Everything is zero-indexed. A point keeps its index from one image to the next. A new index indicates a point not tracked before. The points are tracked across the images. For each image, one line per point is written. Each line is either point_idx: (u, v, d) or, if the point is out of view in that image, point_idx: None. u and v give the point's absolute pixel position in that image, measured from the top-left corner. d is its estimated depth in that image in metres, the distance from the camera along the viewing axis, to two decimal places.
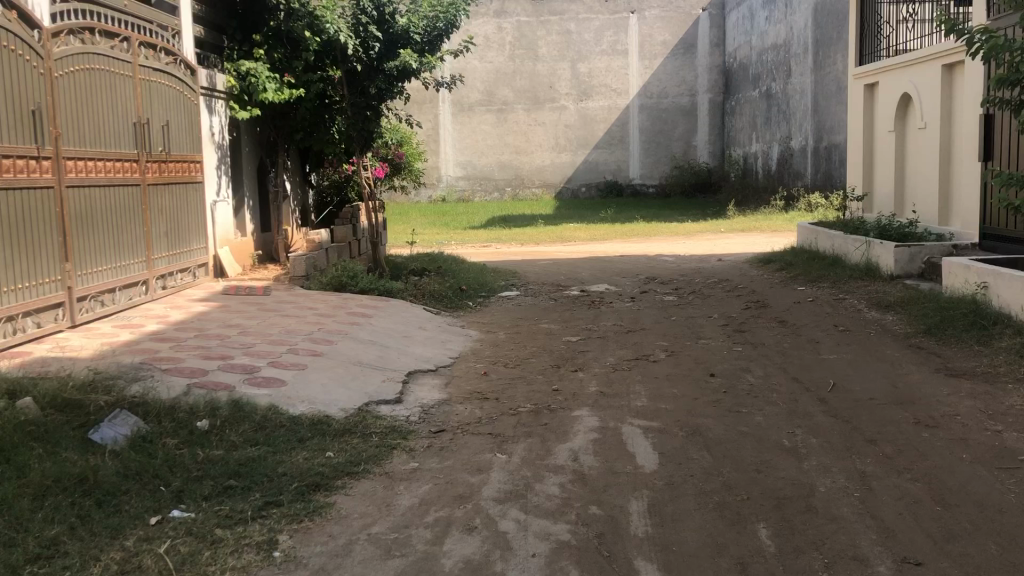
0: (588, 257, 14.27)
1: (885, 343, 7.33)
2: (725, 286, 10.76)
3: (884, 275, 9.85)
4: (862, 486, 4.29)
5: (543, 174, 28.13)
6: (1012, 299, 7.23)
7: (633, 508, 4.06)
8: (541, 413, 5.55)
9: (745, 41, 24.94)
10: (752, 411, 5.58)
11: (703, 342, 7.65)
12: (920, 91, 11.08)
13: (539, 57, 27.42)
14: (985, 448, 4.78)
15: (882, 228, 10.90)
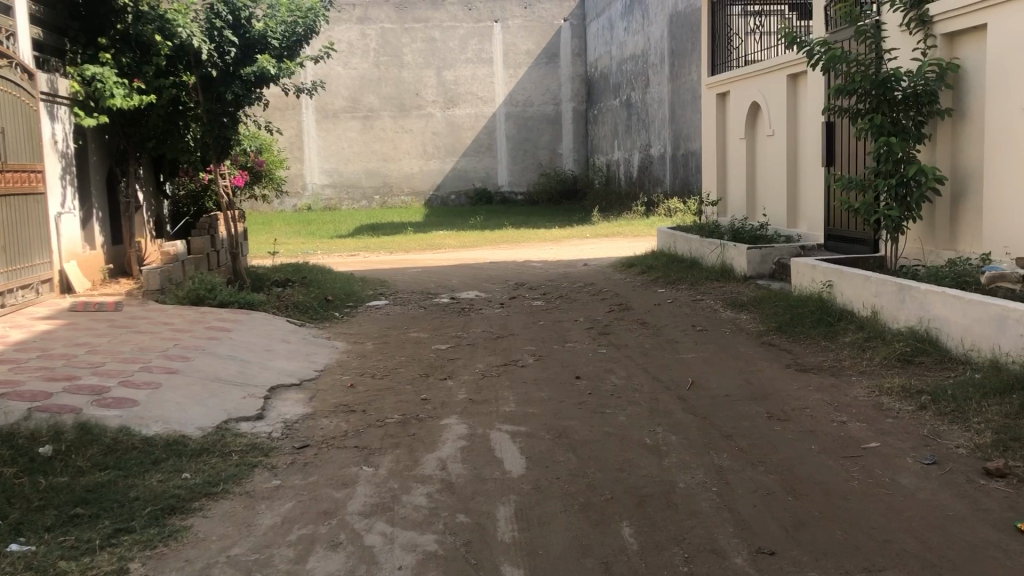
0: (457, 264, 14.31)
1: (741, 342, 7.64)
2: (590, 290, 10.98)
3: (738, 276, 10.28)
4: (719, 481, 4.44)
5: (412, 182, 28.04)
6: (853, 297, 7.67)
7: (500, 514, 4.07)
8: (409, 423, 5.50)
9: (605, 51, 25.58)
10: (616, 412, 5.70)
11: (569, 345, 7.77)
12: (768, 100, 11.63)
13: (404, 64, 27.25)
14: (831, 438, 5.05)
15: (735, 231, 11.38)
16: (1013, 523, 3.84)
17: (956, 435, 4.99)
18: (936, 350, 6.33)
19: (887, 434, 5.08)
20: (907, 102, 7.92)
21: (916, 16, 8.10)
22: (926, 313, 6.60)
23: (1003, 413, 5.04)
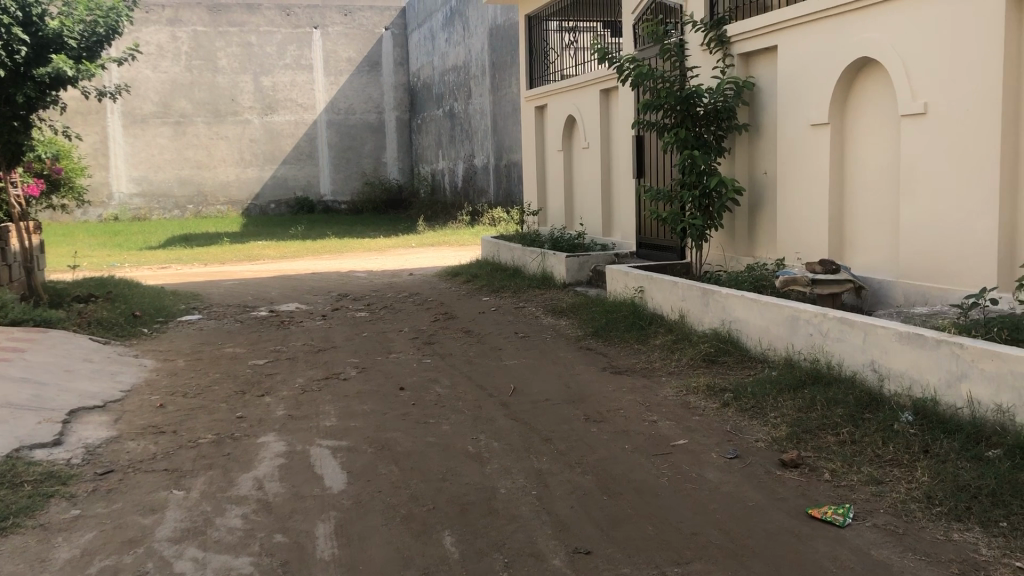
0: (277, 276, 13.92)
1: (560, 347, 7.85)
2: (414, 300, 10.96)
3: (558, 283, 10.57)
4: (538, 484, 4.54)
5: (229, 190, 27.03)
6: (663, 302, 8.04)
7: (319, 531, 3.98)
8: (223, 442, 5.28)
9: (427, 61, 25.69)
10: (439, 421, 5.71)
11: (392, 356, 7.73)
12: (583, 113, 12.04)
13: (218, 68, 26.27)
14: (644, 437, 5.27)
15: (555, 240, 11.70)
16: (805, 510, 4.14)
17: (755, 429, 5.33)
18: (738, 350, 6.74)
19: (694, 431, 5.36)
20: (708, 118, 8.40)
21: (716, 36, 8.64)
22: (728, 316, 7.01)
23: (795, 406, 5.44)
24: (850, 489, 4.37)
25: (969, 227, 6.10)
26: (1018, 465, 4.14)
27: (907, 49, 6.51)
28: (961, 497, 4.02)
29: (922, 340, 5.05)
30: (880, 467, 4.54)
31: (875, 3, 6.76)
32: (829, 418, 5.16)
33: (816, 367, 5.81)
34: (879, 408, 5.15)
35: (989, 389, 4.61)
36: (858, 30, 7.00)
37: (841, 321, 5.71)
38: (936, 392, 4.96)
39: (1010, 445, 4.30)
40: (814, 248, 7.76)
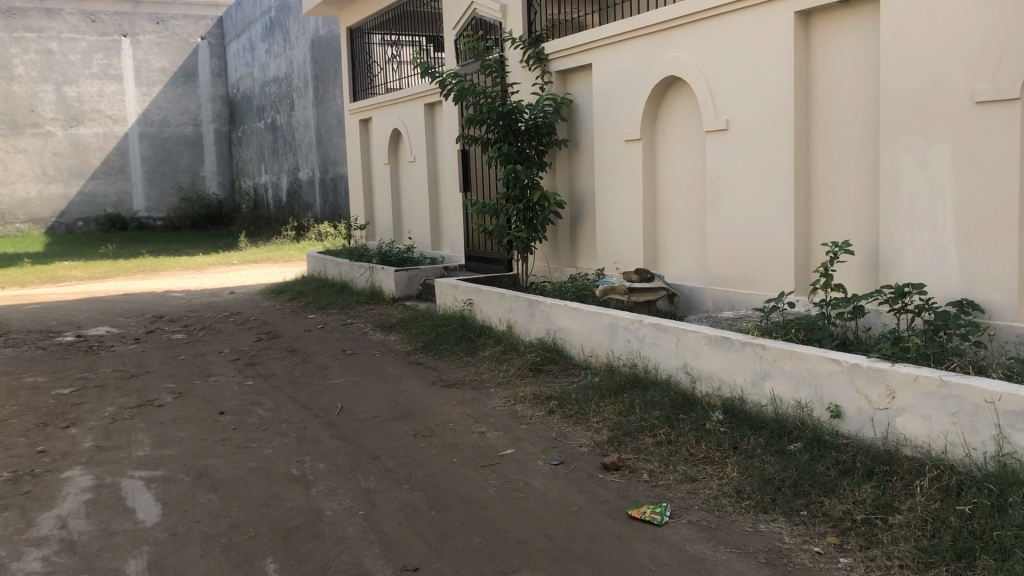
0: (84, 298, 13.05)
1: (389, 362, 7.79)
2: (236, 319, 10.57)
3: (386, 298, 10.48)
4: (366, 503, 4.47)
5: (29, 208, 25.14)
6: (490, 313, 8.14)
7: (130, 569, 3.75)
8: (22, 480, 4.89)
9: (246, 72, 24.94)
10: (262, 445, 5.52)
11: (213, 379, 7.41)
12: (408, 127, 12.03)
13: (14, 77, 24.35)
14: (472, 449, 5.30)
15: (383, 254, 11.60)
16: (625, 511, 4.29)
17: (579, 435, 5.48)
18: (562, 359, 6.91)
19: (521, 440, 5.44)
20: (529, 133, 8.58)
21: (535, 54, 8.88)
22: (553, 325, 7.18)
23: (616, 410, 5.63)
24: (667, 488, 4.56)
25: (769, 236, 6.53)
26: (815, 456, 4.46)
27: (709, 68, 6.92)
28: (766, 490, 4.28)
29: (729, 343, 5.35)
30: (693, 465, 4.77)
31: (679, 24, 7.14)
32: (647, 421, 5.37)
33: (635, 372, 6.04)
34: (693, 408, 5.42)
35: (789, 386, 4.95)
36: (665, 49, 7.37)
37: (656, 327, 5.97)
38: (743, 391, 5.27)
39: (809, 438, 4.63)
40: (631, 258, 8.08)
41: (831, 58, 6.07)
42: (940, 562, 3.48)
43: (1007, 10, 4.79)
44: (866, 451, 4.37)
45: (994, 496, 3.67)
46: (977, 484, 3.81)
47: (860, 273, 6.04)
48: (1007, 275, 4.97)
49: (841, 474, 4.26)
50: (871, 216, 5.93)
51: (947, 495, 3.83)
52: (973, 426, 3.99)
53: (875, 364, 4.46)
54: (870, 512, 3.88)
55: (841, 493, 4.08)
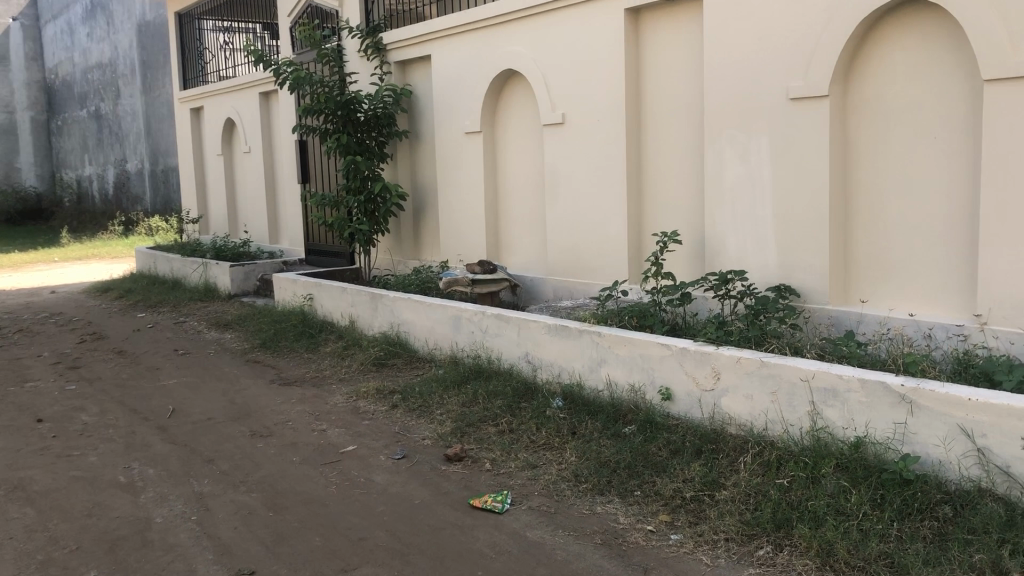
0: None
1: (224, 362, 7.51)
2: (57, 320, 9.90)
3: (222, 294, 10.11)
4: (199, 508, 4.30)
5: None
6: (332, 308, 7.99)
7: None
8: None
9: (66, 57, 23.40)
10: (85, 452, 5.20)
11: (30, 385, 6.91)
12: (242, 117, 11.64)
13: None
14: (312, 448, 5.19)
15: (217, 249, 11.17)
16: (467, 501, 4.31)
17: (421, 427, 5.46)
18: (406, 352, 6.86)
19: (362, 435, 5.38)
20: (369, 123, 8.45)
21: (372, 44, 8.76)
22: (396, 318, 7.13)
23: (459, 401, 5.65)
24: (508, 476, 4.61)
25: (603, 226, 6.72)
26: (648, 437, 4.63)
27: (545, 62, 7.05)
28: (603, 473, 4.40)
29: (567, 331, 5.48)
30: (534, 451, 4.85)
31: (515, 18, 7.23)
32: (489, 410, 5.41)
33: (477, 363, 6.09)
34: (533, 396, 5.51)
35: (624, 371, 5.12)
36: (502, 43, 7.44)
37: (498, 318, 6.04)
38: (581, 377, 5.41)
39: (642, 420, 4.80)
40: (473, 250, 8.12)
41: (659, 55, 6.32)
42: (760, 533, 3.68)
43: (816, 13, 5.12)
44: (694, 431, 4.58)
45: (808, 468, 3.91)
46: (794, 457, 4.06)
47: (689, 262, 6.30)
48: (820, 263, 5.31)
49: (672, 454, 4.45)
50: (697, 207, 6.20)
51: (767, 469, 4.06)
52: (789, 403, 4.26)
53: (701, 347, 4.68)
54: (698, 489, 4.06)
55: (671, 472, 4.26)
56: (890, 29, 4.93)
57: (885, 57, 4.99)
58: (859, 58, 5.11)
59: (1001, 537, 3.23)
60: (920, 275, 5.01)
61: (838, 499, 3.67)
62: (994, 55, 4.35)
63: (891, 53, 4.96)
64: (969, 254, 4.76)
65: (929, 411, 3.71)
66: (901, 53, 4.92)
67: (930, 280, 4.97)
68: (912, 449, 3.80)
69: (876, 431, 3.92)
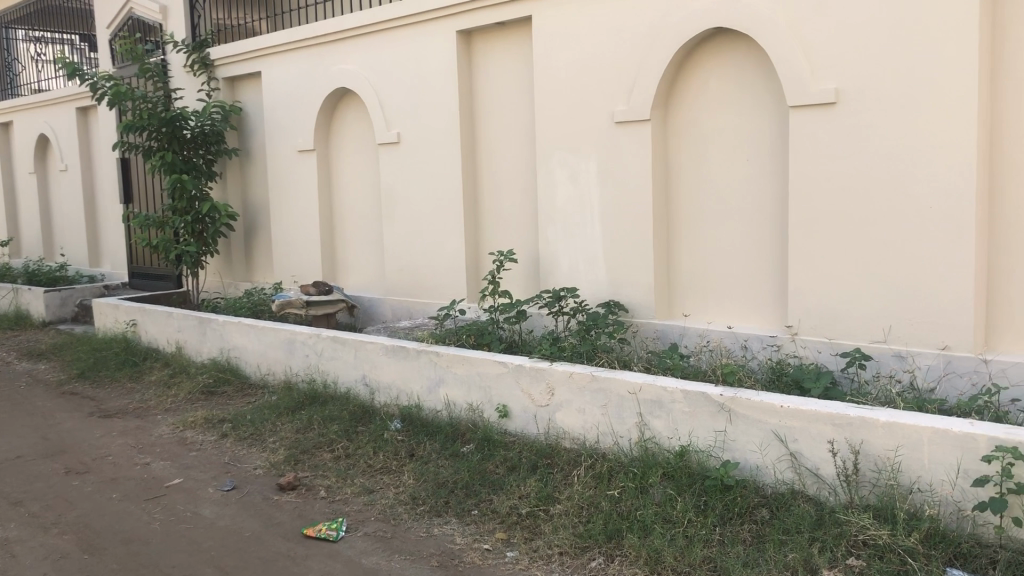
0: None
1: (36, 395, 6.99)
2: None
3: (34, 322, 9.43)
4: (3, 556, 3.96)
5: None
6: (158, 334, 7.60)
7: None
8: None
9: None
10: None
11: None
12: (57, 133, 10.97)
13: None
14: (134, 483, 4.90)
15: (30, 273, 10.43)
16: (300, 530, 4.18)
17: (253, 457, 5.26)
18: (237, 378, 6.61)
19: (189, 468, 5.13)
20: (195, 141, 8.12)
21: (198, 59, 8.46)
22: (227, 344, 6.86)
23: (293, 428, 5.48)
24: (343, 503, 4.51)
25: (440, 246, 6.72)
26: (485, 456, 4.65)
27: (379, 82, 7.01)
28: (440, 494, 4.37)
29: (404, 352, 5.44)
30: (371, 476, 4.76)
31: (347, 37, 7.17)
32: (325, 436, 5.28)
33: (312, 388, 5.93)
34: (370, 419, 5.42)
35: (461, 390, 5.14)
36: (335, 61, 7.34)
37: (333, 340, 5.93)
38: (419, 398, 5.38)
39: (480, 439, 4.81)
40: (307, 271, 7.93)
41: (491, 77, 6.42)
42: (593, 545, 3.75)
43: (637, 41, 5.34)
44: (530, 446, 4.64)
45: (637, 478, 4.03)
46: (623, 468, 4.17)
47: (524, 280, 6.39)
48: (646, 279, 5.51)
49: (508, 471, 4.48)
50: (531, 226, 6.31)
51: (599, 481, 4.15)
52: (619, 415, 4.39)
53: (535, 364, 4.76)
54: (533, 505, 4.10)
55: (507, 489, 4.29)
56: (705, 56, 5.22)
57: (703, 82, 5.27)
58: (677, 84, 5.37)
59: (813, 537, 3.42)
60: (738, 290, 5.29)
61: (665, 507, 3.80)
62: (797, 83, 4.67)
63: (706, 79, 5.24)
64: (778, 269, 5.08)
65: (745, 418, 3.92)
66: (715, 80, 5.21)
67: (747, 295, 5.25)
68: (731, 456, 3.99)
69: (698, 439, 4.10)
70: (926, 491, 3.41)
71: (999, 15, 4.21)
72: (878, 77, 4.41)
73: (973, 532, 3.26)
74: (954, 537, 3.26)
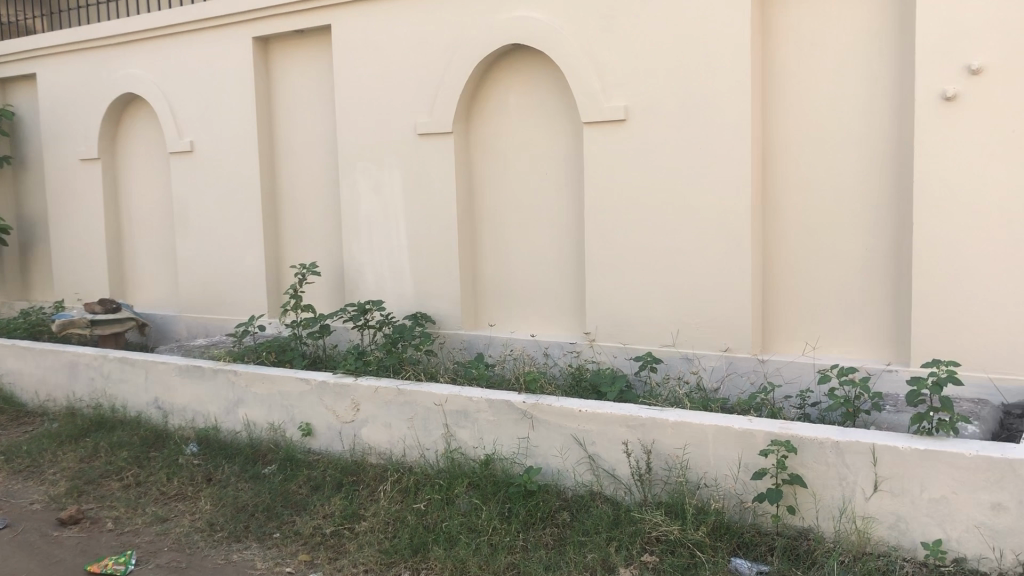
0: None
1: None
2: None
3: None
4: None
5: None
6: None
7: None
8: None
9: None
10: None
11: None
12: None
13: None
14: None
15: None
16: (83, 567, 3.88)
17: (30, 490, 4.83)
18: (12, 406, 6.06)
19: None
20: None
21: None
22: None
23: (76, 457, 5.08)
24: (133, 534, 4.22)
25: (239, 259, 6.47)
26: (288, 476, 4.51)
27: (170, 88, 6.67)
28: (240, 519, 4.19)
29: (200, 371, 5.19)
30: (164, 504, 4.49)
31: (133, 39, 6.78)
32: (112, 464, 4.92)
33: (99, 413, 5.54)
34: (164, 444, 5.13)
35: (262, 410, 4.96)
36: (120, 64, 6.92)
37: (122, 361, 5.57)
38: (217, 420, 5.15)
39: (282, 459, 4.66)
40: (92, 288, 7.40)
41: (291, 87, 6.27)
42: (398, 560, 3.70)
43: (437, 53, 5.38)
44: (335, 464, 4.54)
45: (443, 490, 4.03)
46: (429, 481, 4.16)
47: (328, 293, 6.26)
48: (451, 290, 5.54)
49: (312, 491, 4.36)
50: (334, 238, 6.20)
51: (405, 496, 4.11)
52: (425, 428, 4.38)
53: (340, 380, 4.68)
54: (338, 524, 4.01)
55: (311, 510, 4.17)
56: (504, 71, 5.34)
57: (502, 96, 5.38)
58: (478, 98, 5.46)
59: (611, 536, 3.54)
60: (541, 299, 5.42)
61: (470, 517, 3.82)
62: (590, 100, 4.86)
63: (505, 93, 5.36)
64: (578, 278, 5.25)
65: (547, 424, 4.01)
66: (514, 95, 5.33)
67: (548, 304, 5.39)
68: (534, 462, 4.07)
69: (502, 447, 4.16)
70: (711, 486, 3.61)
71: (768, 41, 4.57)
72: (661, 95, 4.67)
73: (754, 522, 3.49)
74: (738, 528, 3.47)
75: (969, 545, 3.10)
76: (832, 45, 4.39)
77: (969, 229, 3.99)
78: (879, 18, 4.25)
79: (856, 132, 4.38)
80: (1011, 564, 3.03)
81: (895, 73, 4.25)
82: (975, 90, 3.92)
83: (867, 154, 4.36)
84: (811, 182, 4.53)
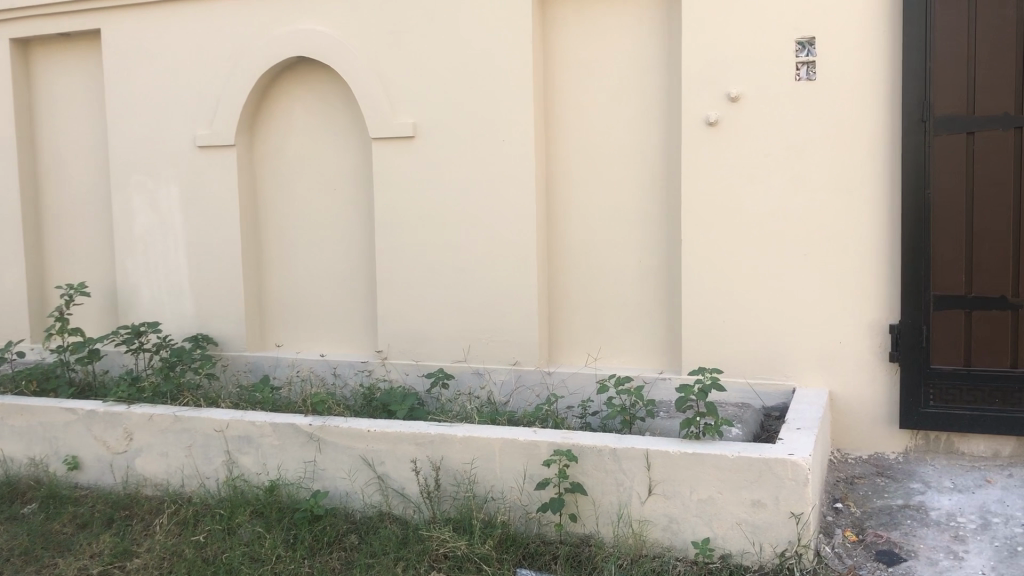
0: None
1: None
2: None
3: None
4: None
5: None
6: None
7: None
8: None
9: None
10: None
11: None
12: None
13: None
14: None
15: None
16: None
17: None
18: None
19: None
20: None
21: None
22: None
23: None
24: None
25: None
26: (50, 515, 4.13)
27: None
28: None
29: None
30: None
31: None
32: None
33: None
34: None
35: (22, 445, 4.54)
36: None
37: None
38: None
39: (43, 496, 4.27)
40: None
41: (55, 94, 5.82)
42: None
43: (218, 64, 5.17)
44: (104, 499, 4.21)
45: (224, 520, 3.83)
46: (209, 511, 3.94)
47: (99, 315, 5.83)
48: (236, 310, 5.31)
49: (78, 529, 4.02)
50: (106, 256, 5.79)
51: (183, 528, 3.87)
52: (205, 456, 4.16)
53: (110, 408, 4.36)
54: (106, 563, 3.70)
55: (75, 550, 3.83)
56: (290, 84, 5.22)
57: (288, 109, 5.25)
58: (263, 110, 5.30)
59: (400, 557, 3.50)
60: (331, 318, 5.30)
61: (253, 546, 3.65)
62: (378, 117, 4.82)
63: (292, 106, 5.24)
64: (368, 295, 5.19)
65: (333, 446, 3.92)
66: (301, 108, 5.22)
67: (338, 322, 5.29)
68: (321, 485, 3.96)
69: (287, 473, 4.02)
70: (498, 499, 3.65)
71: (549, 64, 4.73)
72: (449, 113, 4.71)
73: (539, 532, 3.56)
74: (524, 540, 3.53)
75: (733, 542, 3.30)
76: (607, 69, 4.61)
77: (732, 245, 4.29)
78: (649, 46, 4.52)
79: (630, 153, 4.60)
80: (769, 557, 3.24)
81: (664, 98, 4.51)
82: (734, 115, 4.23)
83: (641, 174, 4.59)
84: (591, 200, 4.71)
